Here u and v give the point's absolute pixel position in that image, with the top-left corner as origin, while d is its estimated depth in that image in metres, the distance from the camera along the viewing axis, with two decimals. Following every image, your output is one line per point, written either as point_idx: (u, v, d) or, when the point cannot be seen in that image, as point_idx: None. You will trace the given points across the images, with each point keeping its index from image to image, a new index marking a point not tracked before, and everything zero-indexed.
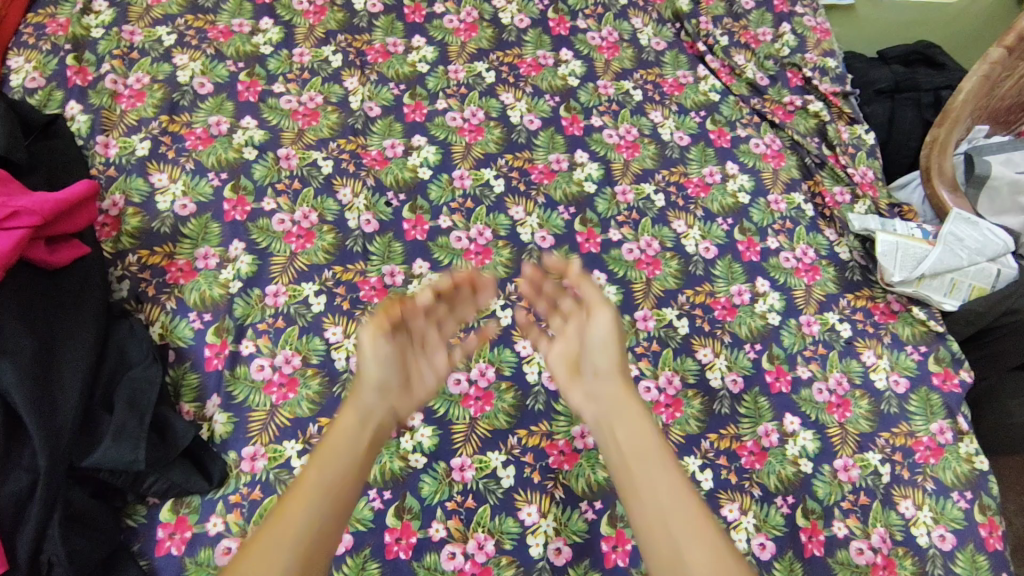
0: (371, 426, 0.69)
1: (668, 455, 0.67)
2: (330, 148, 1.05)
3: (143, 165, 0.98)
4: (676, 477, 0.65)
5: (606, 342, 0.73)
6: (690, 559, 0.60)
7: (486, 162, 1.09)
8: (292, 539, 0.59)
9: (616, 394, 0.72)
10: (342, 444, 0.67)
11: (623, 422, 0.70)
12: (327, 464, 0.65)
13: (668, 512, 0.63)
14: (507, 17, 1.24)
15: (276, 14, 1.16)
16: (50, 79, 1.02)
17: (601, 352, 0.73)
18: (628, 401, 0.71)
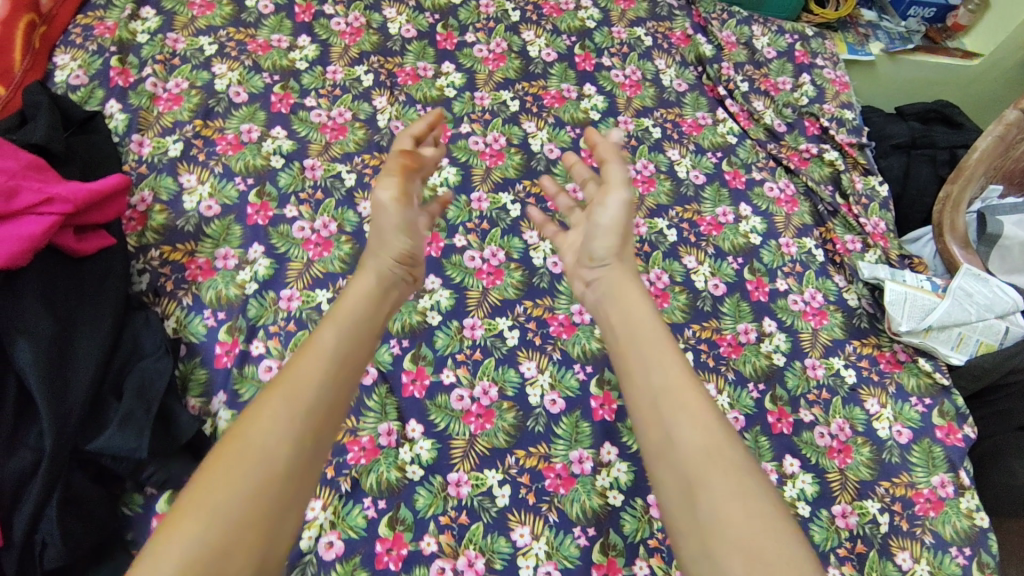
0: (392, 295, 0.80)
1: (665, 333, 0.73)
2: (354, 162, 1.08)
3: (173, 165, 1.01)
4: (677, 360, 0.70)
5: (613, 227, 0.82)
6: (682, 439, 0.64)
7: (504, 186, 1.11)
8: (310, 371, 0.66)
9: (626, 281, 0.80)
10: (373, 289, 0.77)
11: (631, 304, 0.77)
12: (346, 320, 0.72)
13: (670, 389, 0.67)
14: (535, 50, 1.26)
15: (314, 33, 1.20)
16: (93, 78, 1.07)
17: (608, 237, 0.82)
18: (623, 283, 0.80)
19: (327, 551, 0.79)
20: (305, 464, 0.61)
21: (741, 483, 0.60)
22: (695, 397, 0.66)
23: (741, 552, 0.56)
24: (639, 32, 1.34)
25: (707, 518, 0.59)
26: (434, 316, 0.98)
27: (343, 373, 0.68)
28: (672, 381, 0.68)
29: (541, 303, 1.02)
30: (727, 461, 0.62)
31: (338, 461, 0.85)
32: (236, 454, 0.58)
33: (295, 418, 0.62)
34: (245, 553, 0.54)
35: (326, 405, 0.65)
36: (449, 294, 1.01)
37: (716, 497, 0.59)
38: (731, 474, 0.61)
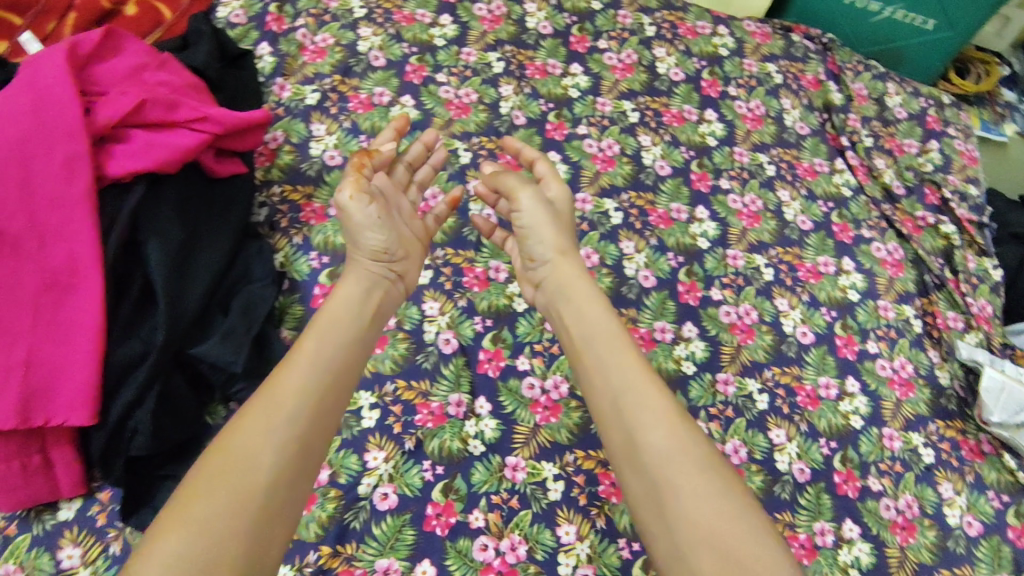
0: (376, 294, 0.82)
1: (633, 344, 0.78)
2: (472, 142, 1.11)
3: (308, 112, 1.07)
4: (643, 365, 0.75)
5: (540, 219, 0.89)
6: (656, 450, 0.68)
7: (610, 193, 1.11)
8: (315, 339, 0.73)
9: (569, 273, 0.85)
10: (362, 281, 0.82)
11: (589, 312, 0.81)
12: (343, 301, 0.78)
13: (639, 399, 0.72)
14: (664, 67, 1.27)
15: (457, 14, 1.24)
16: (251, 20, 1.14)
17: (546, 229, 0.89)
18: (572, 286, 0.84)
19: (381, 502, 0.82)
20: (295, 453, 0.65)
21: (701, 475, 0.66)
22: (655, 396, 0.71)
23: (709, 549, 0.61)
24: (770, 68, 1.32)
25: (678, 524, 0.64)
26: (520, 303, 1.00)
27: (330, 355, 0.72)
28: (629, 387, 0.73)
29: (625, 313, 1.00)
30: (688, 460, 0.67)
31: (406, 420, 0.88)
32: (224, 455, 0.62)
33: (280, 410, 0.66)
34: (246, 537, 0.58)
35: (313, 385, 0.69)
36: None
37: (680, 500, 0.65)
38: (692, 471, 0.66)
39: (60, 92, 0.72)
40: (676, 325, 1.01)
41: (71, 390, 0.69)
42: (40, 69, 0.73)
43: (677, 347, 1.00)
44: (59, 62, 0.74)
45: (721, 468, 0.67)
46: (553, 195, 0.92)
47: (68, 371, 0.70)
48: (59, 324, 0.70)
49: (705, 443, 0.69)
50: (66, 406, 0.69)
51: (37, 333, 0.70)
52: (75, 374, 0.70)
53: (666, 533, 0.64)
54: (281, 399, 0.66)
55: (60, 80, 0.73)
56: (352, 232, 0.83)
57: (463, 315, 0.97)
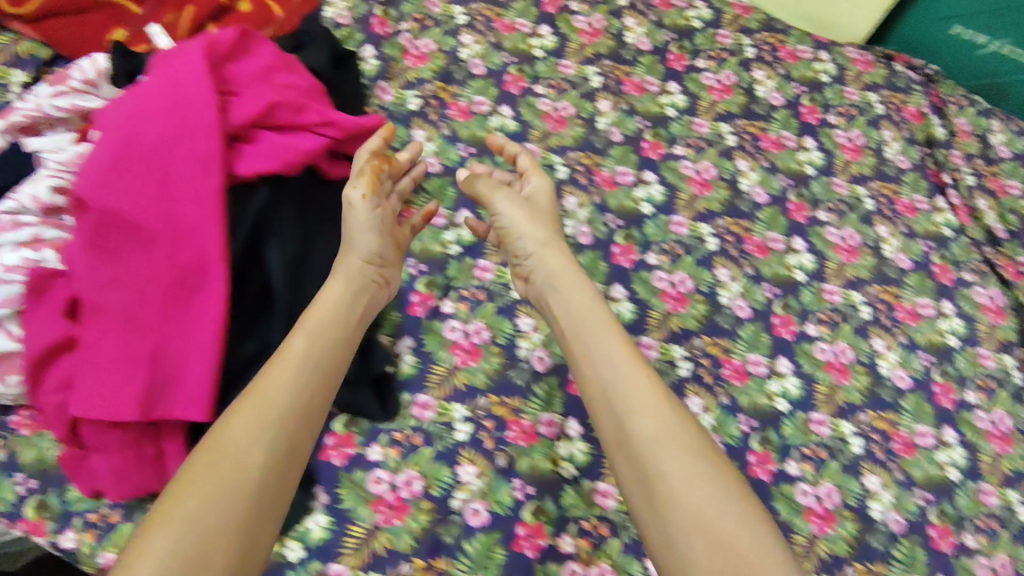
0: (364, 299, 0.77)
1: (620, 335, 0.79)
2: (569, 157, 1.09)
3: (409, 118, 1.07)
4: (632, 356, 0.76)
5: (534, 216, 0.90)
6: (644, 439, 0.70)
7: (706, 218, 1.08)
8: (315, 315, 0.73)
9: (554, 262, 0.85)
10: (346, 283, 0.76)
11: (575, 301, 0.82)
12: (332, 302, 0.74)
13: (631, 393, 0.73)
14: (763, 91, 1.22)
15: (556, 25, 1.22)
16: (356, 22, 1.14)
17: (537, 227, 0.89)
18: (561, 276, 0.84)
19: (473, 518, 0.81)
20: (291, 423, 0.66)
21: (688, 460, 0.68)
22: (644, 386, 0.73)
23: (698, 534, 0.64)
24: (872, 98, 1.28)
25: (670, 515, 0.66)
26: None
27: (321, 335, 0.72)
28: (618, 380, 0.74)
29: (719, 342, 0.99)
30: (674, 448, 0.69)
31: (498, 436, 0.87)
32: (223, 433, 0.64)
33: (276, 387, 0.67)
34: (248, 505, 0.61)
35: (307, 359, 0.70)
36: (632, 308, 0.99)
37: (671, 490, 0.67)
38: (679, 457, 0.69)
39: (198, 91, 0.74)
40: (769, 359, 0.99)
41: (190, 384, 0.70)
42: (179, 67, 0.75)
43: (770, 382, 0.97)
44: (197, 59, 0.76)
45: (706, 453, 0.70)
46: (533, 189, 0.94)
47: (189, 365, 0.70)
48: (184, 317, 0.71)
49: (690, 429, 0.72)
50: (185, 400, 0.70)
51: (162, 326, 0.71)
52: (194, 368, 0.70)
53: (657, 521, 0.67)
54: (273, 376, 0.67)
55: (199, 77, 0.75)
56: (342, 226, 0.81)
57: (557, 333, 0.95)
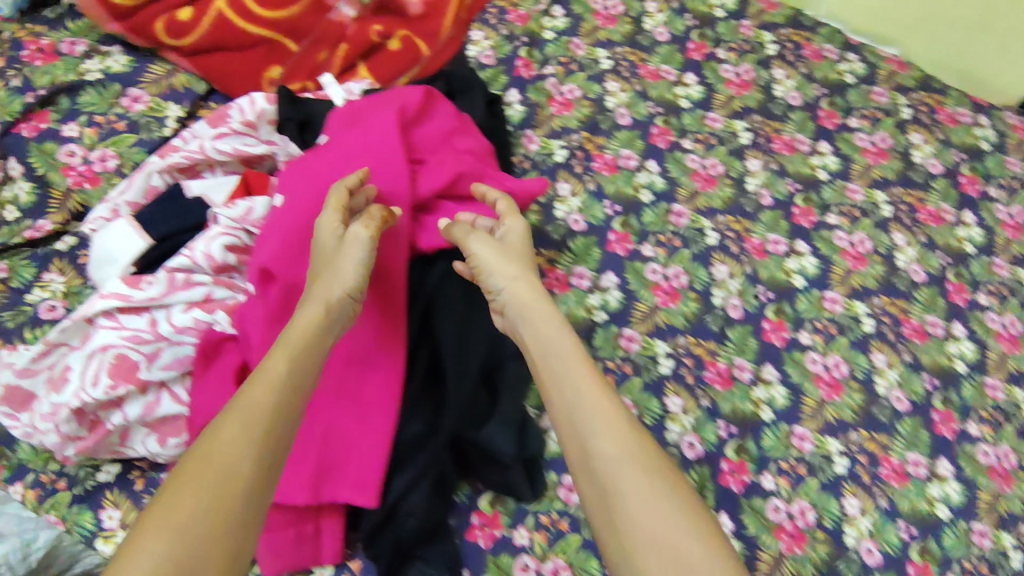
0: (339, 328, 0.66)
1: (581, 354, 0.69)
2: (718, 220, 1.03)
3: (555, 171, 1.03)
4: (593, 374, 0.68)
5: (511, 253, 0.75)
6: (603, 455, 0.62)
7: (862, 295, 1.02)
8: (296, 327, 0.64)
9: (526, 297, 0.73)
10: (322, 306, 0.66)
11: (543, 329, 0.71)
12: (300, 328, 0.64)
13: (594, 412, 0.64)
14: (920, 156, 1.15)
15: (702, 74, 1.16)
16: (500, 63, 1.10)
17: (517, 265, 0.74)
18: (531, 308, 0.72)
19: None
20: (279, 439, 0.57)
21: (646, 486, 0.60)
22: (607, 409, 0.64)
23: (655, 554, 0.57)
24: None
25: (630, 537, 0.59)
26: (767, 412, 0.93)
27: (304, 361, 0.62)
28: (583, 404, 0.65)
29: (877, 437, 0.93)
30: (634, 463, 0.62)
31: None
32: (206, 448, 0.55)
33: (256, 405, 0.57)
34: (227, 528, 0.51)
35: (293, 383, 0.60)
36: (786, 393, 0.94)
37: (632, 511, 0.59)
38: (638, 473, 0.61)
39: (388, 162, 0.78)
40: (929, 459, 0.93)
41: (360, 464, 0.70)
42: (369, 137, 0.79)
43: (931, 485, 0.91)
44: (390, 129, 0.79)
45: (664, 484, 0.61)
46: (507, 227, 0.77)
47: (358, 443, 0.71)
48: (357, 394, 0.73)
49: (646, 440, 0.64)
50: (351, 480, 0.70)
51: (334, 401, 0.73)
52: (361, 445, 0.71)
53: (617, 541, 0.59)
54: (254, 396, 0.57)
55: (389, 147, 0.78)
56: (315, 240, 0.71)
57: (707, 417, 0.91)
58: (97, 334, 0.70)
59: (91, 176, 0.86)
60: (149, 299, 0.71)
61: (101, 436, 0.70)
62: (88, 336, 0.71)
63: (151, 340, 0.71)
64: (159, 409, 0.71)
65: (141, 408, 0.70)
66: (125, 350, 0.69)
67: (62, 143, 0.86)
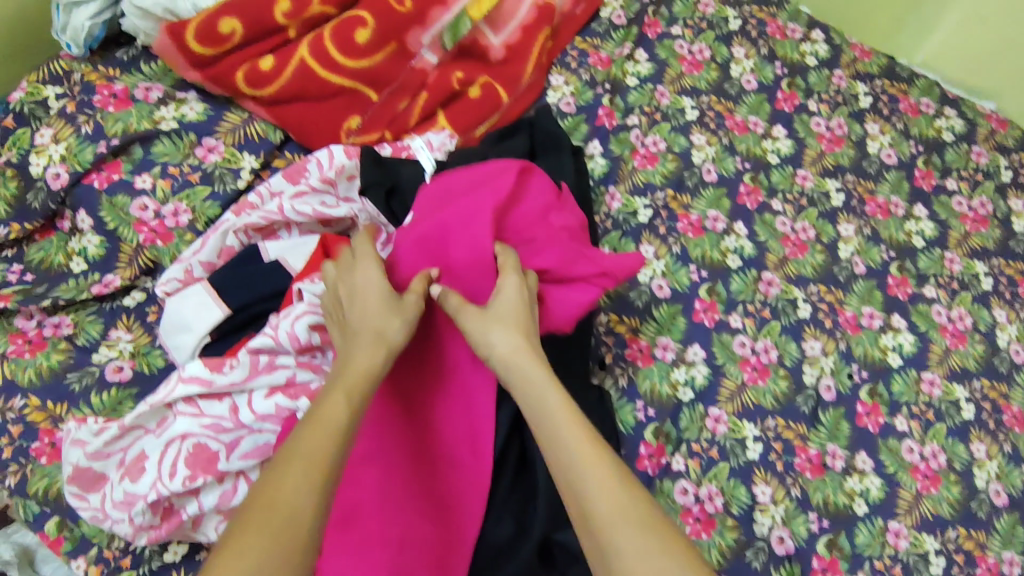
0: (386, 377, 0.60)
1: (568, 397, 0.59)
2: (810, 290, 0.98)
3: (639, 231, 0.98)
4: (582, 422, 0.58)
5: (509, 319, 0.64)
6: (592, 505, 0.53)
7: (961, 377, 0.96)
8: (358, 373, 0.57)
9: (513, 344, 0.62)
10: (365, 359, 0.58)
11: (532, 375, 0.61)
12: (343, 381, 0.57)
13: (581, 462, 0.55)
14: (1020, 225, 1.09)
15: (793, 127, 1.11)
16: (581, 110, 1.05)
17: (506, 330, 0.63)
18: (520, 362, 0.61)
19: None
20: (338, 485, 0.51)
21: (639, 541, 0.51)
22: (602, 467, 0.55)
23: None
24: None
25: None
26: (861, 505, 0.86)
27: (362, 402, 0.56)
28: (571, 455, 0.55)
29: (974, 534, 0.87)
30: (626, 516, 0.52)
31: None
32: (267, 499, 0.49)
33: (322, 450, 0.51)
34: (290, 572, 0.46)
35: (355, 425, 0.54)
36: (880, 484, 0.87)
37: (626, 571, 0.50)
38: (629, 527, 0.52)
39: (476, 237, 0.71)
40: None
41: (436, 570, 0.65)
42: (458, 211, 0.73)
43: None
44: (480, 204, 0.73)
45: (683, 548, 0.52)
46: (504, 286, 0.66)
47: (433, 546, 0.66)
48: (433, 492, 0.69)
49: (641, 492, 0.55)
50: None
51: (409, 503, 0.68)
52: (435, 551, 0.66)
53: None
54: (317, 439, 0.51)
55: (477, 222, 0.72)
56: (350, 283, 0.64)
57: (797, 508, 0.84)
58: (176, 422, 0.66)
59: (163, 232, 0.82)
60: (232, 383, 0.67)
61: (175, 527, 0.64)
62: (165, 422, 0.67)
63: (232, 428, 0.66)
64: (236, 498, 0.65)
65: (216, 498, 0.65)
66: (205, 440, 0.65)
67: (134, 196, 0.82)
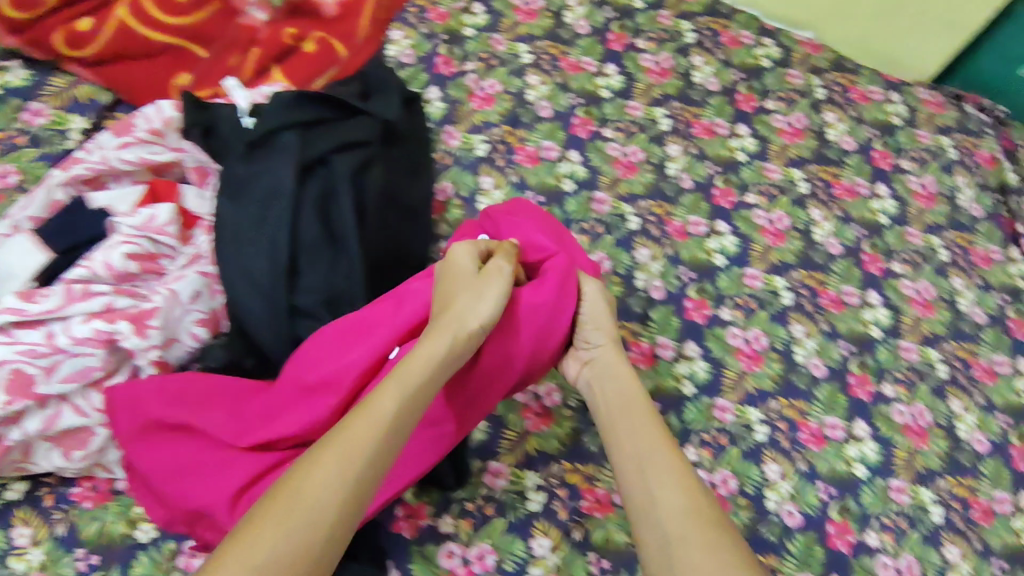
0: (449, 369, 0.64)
1: (652, 411, 0.71)
2: (639, 206, 1.05)
3: (477, 164, 1.03)
4: (659, 432, 0.69)
5: (598, 318, 0.79)
6: (661, 499, 0.62)
7: (780, 270, 1.05)
8: (420, 356, 0.62)
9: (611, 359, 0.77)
10: (437, 345, 0.63)
11: (619, 383, 0.75)
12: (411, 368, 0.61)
13: (656, 460, 0.65)
14: (834, 134, 1.19)
15: (623, 64, 1.18)
16: (419, 60, 1.10)
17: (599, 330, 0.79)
18: (617, 368, 0.77)
19: None
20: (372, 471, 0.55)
21: (703, 535, 0.59)
22: (674, 469, 0.64)
23: None
24: (945, 141, 1.23)
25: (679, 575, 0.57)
26: (688, 386, 0.94)
27: (416, 394, 0.60)
28: (649, 453, 0.66)
29: (796, 404, 0.96)
30: (691, 512, 0.61)
31: (572, 506, 0.84)
32: (302, 476, 0.53)
33: (366, 435, 0.56)
34: (310, 539, 0.50)
35: (401, 417, 0.59)
36: (707, 366, 0.96)
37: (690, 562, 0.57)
38: (693, 523, 0.60)
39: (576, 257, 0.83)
40: (847, 422, 0.97)
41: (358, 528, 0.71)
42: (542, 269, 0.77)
43: (848, 446, 0.96)
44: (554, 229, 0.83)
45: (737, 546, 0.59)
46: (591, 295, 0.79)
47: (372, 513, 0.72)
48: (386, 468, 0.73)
49: (711, 496, 0.63)
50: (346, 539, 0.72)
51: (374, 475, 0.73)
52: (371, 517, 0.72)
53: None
54: (357, 430, 0.56)
55: (568, 288, 0.76)
56: (458, 271, 0.69)
57: None
58: None
59: None
60: (45, 312, 0.69)
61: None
62: None
63: (49, 353, 0.68)
64: (61, 422, 0.70)
65: (39, 422, 0.68)
66: (21, 365, 0.67)
67: None
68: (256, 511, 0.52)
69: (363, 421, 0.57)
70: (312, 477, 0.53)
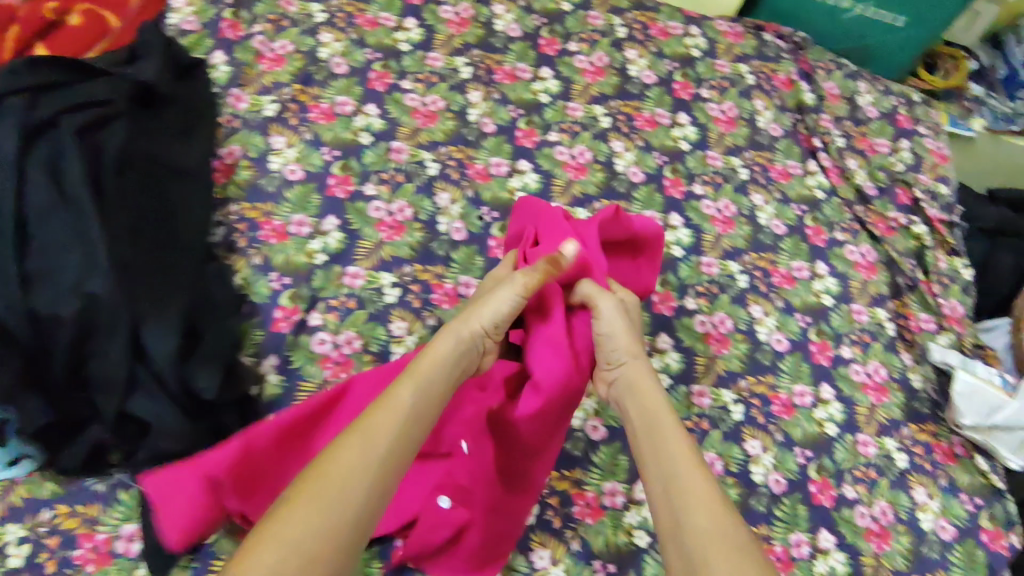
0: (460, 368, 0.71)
1: (682, 431, 0.69)
2: (439, 152, 1.07)
3: (266, 125, 1.02)
4: (688, 447, 0.67)
5: (619, 334, 0.77)
6: (688, 519, 0.61)
7: (582, 202, 1.08)
8: (440, 356, 0.70)
9: (639, 373, 0.75)
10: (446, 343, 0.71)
11: (645, 395, 0.74)
12: (426, 369, 0.68)
13: (685, 479, 0.64)
14: (635, 70, 1.24)
15: (422, 17, 1.19)
16: (204, 27, 1.08)
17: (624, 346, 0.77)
18: (643, 382, 0.75)
19: None
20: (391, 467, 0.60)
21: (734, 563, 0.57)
22: (703, 488, 0.63)
23: None
24: (743, 69, 1.30)
25: None
26: None
27: (427, 392, 0.66)
28: (677, 468, 0.65)
29: None
30: (725, 537, 0.59)
31: None
32: (326, 463, 0.58)
33: (384, 426, 0.62)
34: (323, 542, 0.54)
35: (416, 414, 0.64)
36: None
37: None
38: (728, 554, 0.58)
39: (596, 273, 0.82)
40: (650, 337, 1.01)
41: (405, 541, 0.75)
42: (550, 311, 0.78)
43: (652, 359, 0.99)
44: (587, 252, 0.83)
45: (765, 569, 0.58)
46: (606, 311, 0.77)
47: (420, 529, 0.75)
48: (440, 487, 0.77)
49: (742, 521, 0.62)
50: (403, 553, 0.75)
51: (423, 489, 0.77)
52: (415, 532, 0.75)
53: None
54: (379, 422, 0.62)
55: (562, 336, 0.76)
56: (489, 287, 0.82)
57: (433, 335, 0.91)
58: None
59: None
60: None
61: None
62: None
63: None
64: None
65: None
66: None
67: None
68: (278, 509, 0.55)
69: (383, 419, 0.62)
70: (336, 470, 0.58)
